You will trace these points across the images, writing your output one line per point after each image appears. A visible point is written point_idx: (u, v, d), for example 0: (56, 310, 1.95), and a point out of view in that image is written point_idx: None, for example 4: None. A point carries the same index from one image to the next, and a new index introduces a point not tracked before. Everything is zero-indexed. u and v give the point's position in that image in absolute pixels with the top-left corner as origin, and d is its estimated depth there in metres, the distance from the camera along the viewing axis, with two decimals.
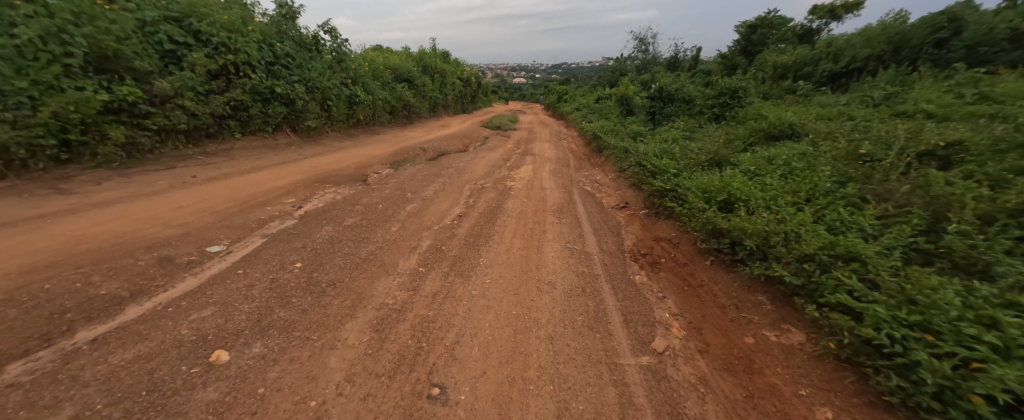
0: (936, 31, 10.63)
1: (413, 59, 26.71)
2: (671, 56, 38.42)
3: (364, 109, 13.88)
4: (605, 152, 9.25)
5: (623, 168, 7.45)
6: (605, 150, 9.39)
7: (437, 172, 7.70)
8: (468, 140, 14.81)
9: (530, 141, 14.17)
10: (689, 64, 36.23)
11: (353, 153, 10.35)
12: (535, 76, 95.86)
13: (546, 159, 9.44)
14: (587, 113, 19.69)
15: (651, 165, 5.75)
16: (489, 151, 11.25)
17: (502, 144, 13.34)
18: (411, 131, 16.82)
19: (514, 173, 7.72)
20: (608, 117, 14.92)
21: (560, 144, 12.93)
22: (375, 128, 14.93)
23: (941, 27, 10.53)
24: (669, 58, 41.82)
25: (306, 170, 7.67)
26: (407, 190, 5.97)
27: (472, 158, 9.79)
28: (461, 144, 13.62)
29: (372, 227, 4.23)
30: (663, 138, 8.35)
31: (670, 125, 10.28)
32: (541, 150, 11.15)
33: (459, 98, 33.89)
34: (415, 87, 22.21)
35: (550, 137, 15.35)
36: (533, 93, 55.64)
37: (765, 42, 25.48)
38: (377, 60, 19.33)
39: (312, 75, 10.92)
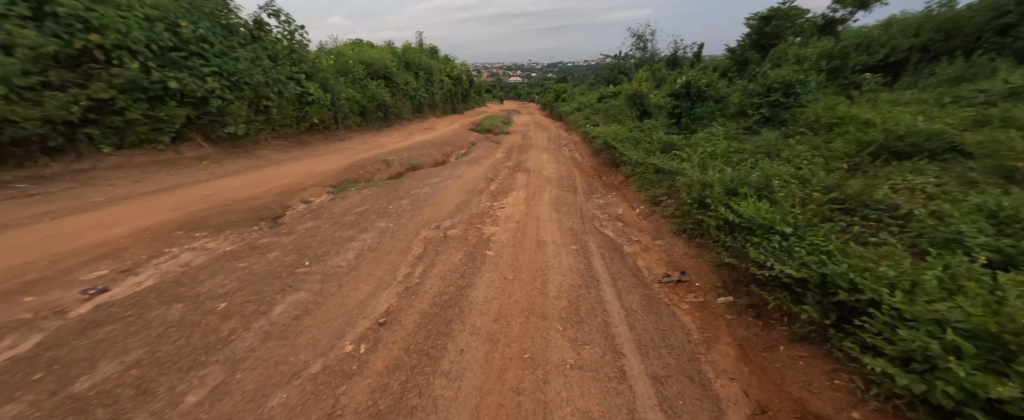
0: (999, 16, 8.15)
1: (393, 55, 24.10)
2: (674, 53, 36.07)
3: (320, 111, 11.40)
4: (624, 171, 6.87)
5: (660, 200, 5.09)
6: (622, 168, 7.02)
7: (385, 203, 5.26)
8: (449, 148, 12.35)
9: (524, 149, 11.72)
10: (693, 60, 33.84)
11: (290, 169, 7.92)
12: (530, 75, 93.53)
13: (545, 179, 7.01)
14: (589, 114, 17.34)
15: (725, 212, 3.38)
16: (471, 165, 8.84)
17: (490, 154, 10.92)
18: (384, 136, 14.33)
19: (500, 207, 5.30)
20: (617, 121, 12.52)
21: (560, 154, 10.52)
22: (337, 135, 12.40)
23: (1006, 11, 8.06)
24: (670, 54, 39.50)
25: (186, 200, 5.25)
26: (312, 250, 3.56)
27: (446, 176, 7.36)
28: (437, 153, 11.18)
29: (140, 389, 1.79)
30: (706, 152, 5.99)
31: (704, 132, 7.92)
32: (539, 163, 8.73)
33: (448, 99, 31.34)
34: (393, 86, 19.65)
35: (548, 144, 12.90)
36: (529, 92, 53.35)
37: (780, 35, 23.15)
38: (345, 55, 16.73)
39: (239, 67, 8.47)
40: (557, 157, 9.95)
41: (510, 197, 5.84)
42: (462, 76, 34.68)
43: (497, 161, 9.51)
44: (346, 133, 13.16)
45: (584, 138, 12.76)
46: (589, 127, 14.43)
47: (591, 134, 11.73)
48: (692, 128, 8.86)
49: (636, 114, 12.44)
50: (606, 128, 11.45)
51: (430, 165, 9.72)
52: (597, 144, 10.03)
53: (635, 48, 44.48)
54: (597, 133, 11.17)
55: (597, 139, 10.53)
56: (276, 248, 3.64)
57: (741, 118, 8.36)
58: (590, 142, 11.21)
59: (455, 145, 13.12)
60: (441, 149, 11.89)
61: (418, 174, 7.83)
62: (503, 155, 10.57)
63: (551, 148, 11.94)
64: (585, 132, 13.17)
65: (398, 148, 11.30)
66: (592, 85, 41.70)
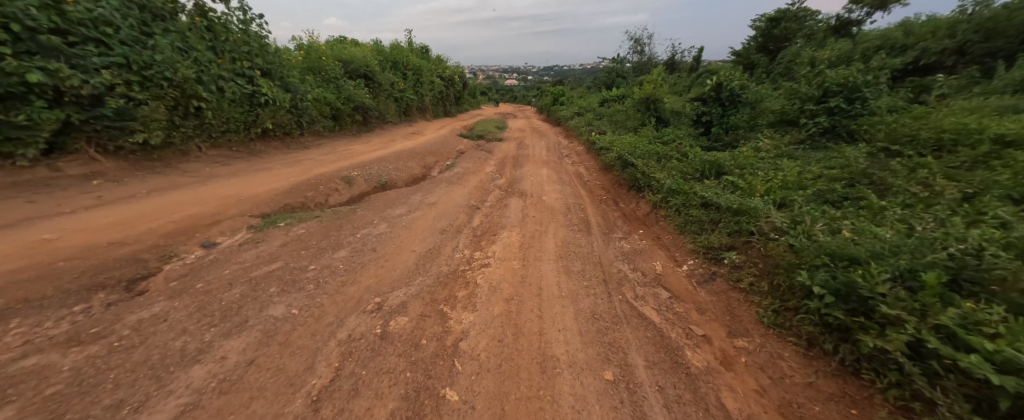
0: None
1: (377, 54, 22.27)
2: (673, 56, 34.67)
3: (278, 114, 9.61)
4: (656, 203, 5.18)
5: (725, 258, 3.40)
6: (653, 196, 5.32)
7: (312, 257, 3.49)
8: (432, 159, 10.57)
9: (519, 161, 10.00)
10: (694, 64, 32.52)
11: (216, 188, 6.14)
12: (525, 78, 92.40)
13: (547, 209, 5.27)
14: (591, 120, 15.76)
15: (940, 344, 1.69)
16: (454, 185, 7.07)
17: (479, 168, 9.16)
18: (360, 144, 12.55)
19: (483, 264, 3.55)
20: (626, 131, 10.83)
21: (562, 169, 8.84)
22: (299, 144, 10.56)
23: None
24: (669, 57, 38.14)
25: (1, 250, 3.41)
26: (93, 397, 1.78)
27: (417, 202, 5.59)
28: (417, 166, 9.41)
29: None
30: (774, 180, 4.32)
31: (748, 146, 6.28)
32: (538, 183, 7.01)
33: (438, 101, 29.49)
34: (374, 87, 17.83)
35: (547, 155, 11.15)
36: (524, 95, 51.93)
37: (790, 37, 21.74)
38: (318, 51, 14.88)
39: (156, 58, 6.67)
40: (560, 173, 8.21)
41: (499, 243, 4.08)
42: (454, 77, 32.87)
43: (486, 179, 7.74)
44: (312, 141, 11.31)
45: (588, 149, 11.04)
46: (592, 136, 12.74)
47: (598, 145, 10.02)
48: (728, 141, 7.21)
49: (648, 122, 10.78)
50: (616, 138, 9.76)
51: (405, 185, 7.95)
52: (608, 158, 8.33)
53: (633, 52, 43.07)
54: (606, 144, 9.45)
55: (608, 151, 8.82)
56: (32, 382, 1.83)
57: (792, 130, 6.74)
58: (598, 155, 9.52)
59: (439, 155, 11.36)
60: (421, 160, 10.09)
61: (382, 198, 6.04)
62: (495, 169, 8.83)
63: (552, 160, 10.20)
64: (590, 142, 11.46)
65: (369, 159, 9.52)
66: (589, 89, 40.19)
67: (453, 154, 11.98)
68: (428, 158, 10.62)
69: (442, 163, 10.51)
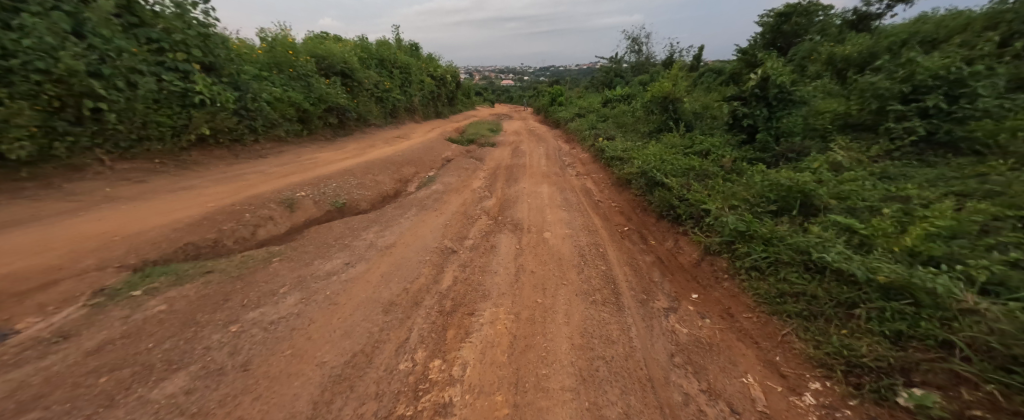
0: None
1: (359, 51, 20.48)
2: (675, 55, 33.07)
3: (218, 118, 7.90)
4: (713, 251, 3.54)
5: (906, 399, 1.76)
6: (706, 238, 3.69)
7: (112, 394, 1.81)
8: (410, 172, 8.88)
9: (514, 173, 8.38)
10: (696, 63, 31.16)
11: (95, 218, 4.45)
12: (521, 78, 91.18)
13: (553, 258, 3.63)
14: (594, 122, 14.21)
15: None
16: (427, 210, 5.41)
17: (465, 183, 7.48)
18: (330, 152, 10.92)
19: (439, 406, 1.87)
20: (640, 138, 9.22)
21: (566, 183, 7.24)
22: (249, 155, 8.81)
23: None
24: (670, 57, 36.71)
25: None
26: None
27: (367, 243, 3.92)
28: (388, 181, 7.72)
29: None
30: (920, 225, 2.69)
31: (820, 160, 4.67)
32: (537, 208, 5.36)
33: (428, 102, 27.73)
34: (353, 87, 16.07)
35: (547, 163, 9.48)
36: (520, 96, 50.52)
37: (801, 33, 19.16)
38: (286, 44, 13.13)
39: (25, 44, 4.97)
40: (565, 191, 6.57)
41: (474, 338, 2.43)
42: (445, 77, 31.12)
43: (471, 201, 6.09)
44: (268, 149, 9.57)
45: (595, 158, 9.39)
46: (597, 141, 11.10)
47: (608, 154, 8.38)
48: (783, 152, 5.60)
49: (665, 126, 9.18)
50: (631, 146, 8.14)
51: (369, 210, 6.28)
52: (626, 173, 6.71)
53: (631, 51, 41.60)
54: (619, 154, 7.81)
55: (623, 163, 7.19)
56: None
57: (870, 138, 5.16)
58: (609, 168, 7.88)
59: (420, 165, 9.66)
60: (394, 173, 8.40)
61: (321, 232, 4.35)
62: (485, 186, 7.19)
63: (554, 171, 8.54)
64: (596, 149, 9.82)
65: (329, 172, 7.81)
66: (587, 89, 38.52)
67: (437, 163, 10.28)
68: (404, 169, 8.91)
69: (422, 176, 8.83)
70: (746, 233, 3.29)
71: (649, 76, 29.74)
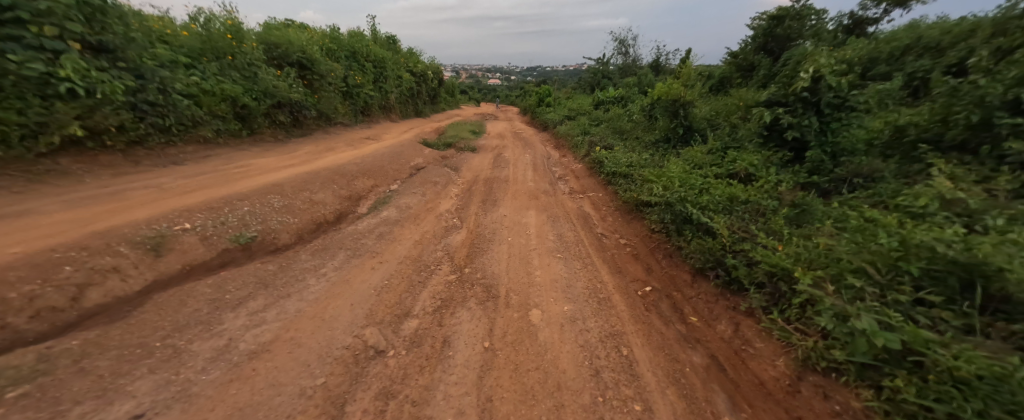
0: None
1: (326, 41, 18.44)
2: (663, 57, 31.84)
3: (97, 113, 6.01)
4: (836, 375, 2.09)
5: None
6: (806, 342, 2.27)
7: None
8: (362, 187, 7.12)
9: (494, 189, 6.81)
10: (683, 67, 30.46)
11: None
12: (508, 78, 90.08)
13: (546, 388, 2.03)
14: (585, 127, 12.84)
15: None
16: (362, 254, 3.74)
17: (430, 205, 5.83)
18: (275, 159, 9.13)
19: None
20: (645, 150, 7.76)
21: (559, 207, 5.71)
22: (146, 166, 6.81)
23: None
24: (657, 59, 35.95)
25: None
26: None
27: (221, 344, 2.23)
28: (330, 201, 5.98)
29: None
30: None
31: (925, 193, 3.27)
32: (521, 255, 3.77)
33: (406, 99, 25.78)
34: (314, 80, 14.08)
35: (535, 177, 7.93)
36: (506, 95, 49.35)
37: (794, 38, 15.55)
38: (228, 27, 11.11)
39: None
40: (558, 221, 4.99)
41: None
42: (425, 73, 29.17)
43: (432, 238, 4.47)
44: (180, 158, 7.58)
45: (592, 172, 7.88)
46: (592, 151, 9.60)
47: (610, 169, 6.87)
48: (849, 176, 4.24)
49: (674, 135, 7.73)
50: (638, 160, 6.65)
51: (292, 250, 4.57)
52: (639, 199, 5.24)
53: (618, 53, 40.47)
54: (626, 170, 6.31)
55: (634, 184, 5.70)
56: None
57: (972, 161, 3.79)
58: (612, 187, 6.38)
59: (379, 178, 7.92)
60: (341, 188, 6.64)
61: (165, 306, 2.64)
62: (455, 212, 5.56)
63: (542, 188, 6.97)
64: (592, 161, 8.32)
65: (249, 188, 5.96)
66: (573, 90, 37.28)
67: (402, 174, 8.57)
68: (356, 183, 7.16)
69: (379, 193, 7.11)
70: (910, 359, 1.87)
71: (638, 79, 28.49)
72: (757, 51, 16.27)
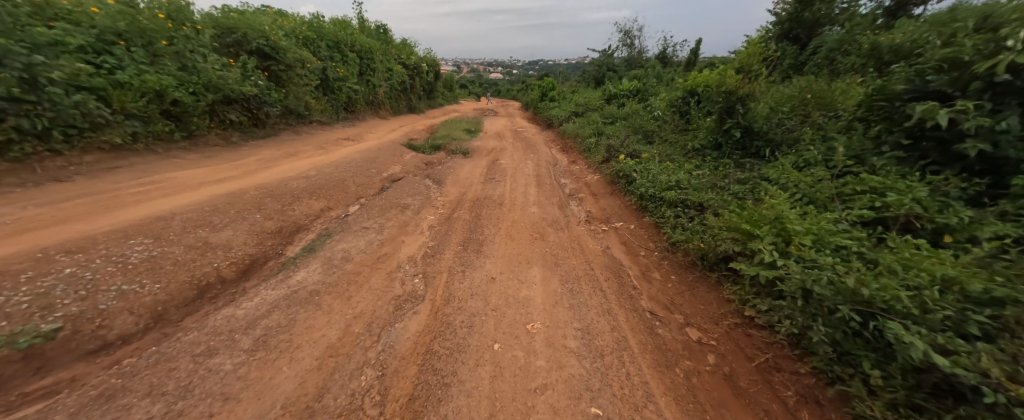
0: None
1: (303, 28, 16.44)
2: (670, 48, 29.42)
3: None
4: None
5: None
6: None
7: None
8: (297, 216, 5.15)
9: (480, 218, 4.87)
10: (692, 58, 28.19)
11: None
12: (510, 72, 87.76)
13: None
14: (595, 127, 10.87)
15: None
16: (187, 411, 1.81)
17: (383, 254, 3.88)
18: (209, 170, 7.27)
19: None
20: (689, 161, 5.74)
21: (573, 256, 3.76)
22: (0, 184, 4.96)
23: None
24: (663, 51, 33.71)
25: None
26: None
27: None
28: (235, 244, 4.04)
29: None
30: None
31: None
32: (516, 413, 1.85)
33: (398, 94, 23.76)
34: (280, 72, 12.11)
35: (539, 196, 5.93)
36: (508, 90, 47.25)
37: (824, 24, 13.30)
38: (165, 6, 9.17)
39: None
40: (580, 292, 3.05)
41: None
42: (419, 66, 27.08)
43: (361, 336, 2.53)
44: (66, 172, 5.76)
45: (618, 192, 5.90)
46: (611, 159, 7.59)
47: (650, 191, 4.90)
48: None
49: (728, 140, 5.70)
50: (691, 180, 4.67)
51: (126, 355, 2.62)
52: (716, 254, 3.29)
53: (622, 45, 38.04)
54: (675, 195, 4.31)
55: (698, 225, 3.73)
56: None
57: None
58: (656, 221, 4.40)
59: (330, 198, 5.94)
60: (264, 220, 4.69)
61: None
62: (420, 268, 3.63)
63: (550, 217, 4.99)
64: (617, 174, 6.31)
65: (115, 223, 4.05)
66: (576, 84, 35.13)
67: (367, 192, 6.62)
68: (290, 210, 5.19)
69: (323, 225, 5.16)
70: None
71: (644, 72, 26.22)
72: (780, 39, 14.04)
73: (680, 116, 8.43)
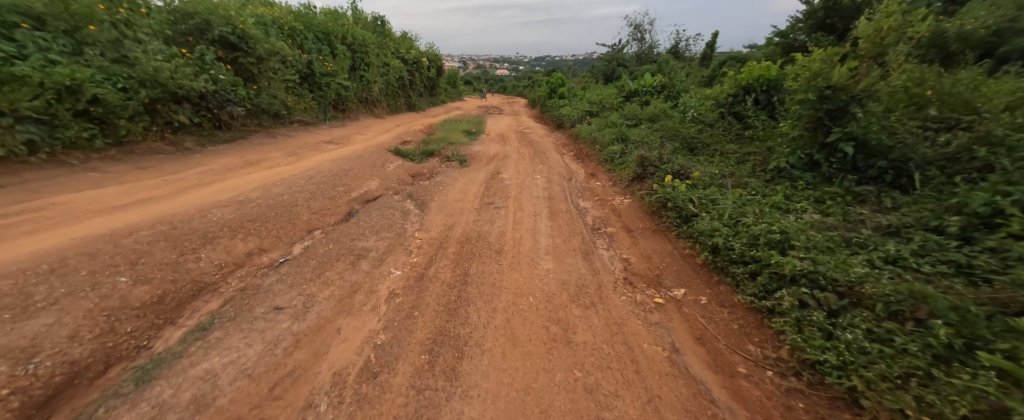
0: None
1: (288, 17, 14.81)
2: (684, 41, 27.31)
3: None
4: None
5: None
6: None
7: None
8: (197, 271, 3.49)
9: (465, 283, 3.17)
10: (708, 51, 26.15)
11: None
12: (516, 68, 85.82)
13: None
14: (615, 131, 9.12)
15: None
16: None
17: (290, 372, 2.19)
18: (127, 188, 5.67)
19: None
20: (772, 189, 3.97)
21: (628, 391, 2.04)
22: None
23: None
24: (676, 44, 31.66)
25: None
26: None
27: None
28: (46, 346, 2.36)
29: None
30: None
31: None
32: None
33: (395, 91, 22.09)
34: (249, 66, 10.51)
35: (552, 236, 4.21)
36: (514, 87, 45.46)
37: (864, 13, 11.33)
38: None
39: None
40: None
41: None
42: (419, 60, 25.37)
43: None
44: None
45: (666, 232, 4.15)
46: (646, 176, 5.85)
47: (731, 243, 3.15)
48: None
49: (831, 159, 3.92)
50: (803, 229, 2.92)
51: None
52: None
53: (632, 39, 35.95)
54: (791, 262, 2.55)
55: (866, 340, 1.99)
56: None
57: None
58: (756, 303, 2.67)
59: (261, 238, 4.29)
60: (131, 288, 3.03)
61: None
62: (344, 416, 1.91)
63: (569, 280, 3.25)
64: (662, 201, 4.56)
65: None
66: (585, 80, 33.19)
67: (319, 225, 4.97)
68: (189, 263, 3.54)
69: (238, 285, 3.52)
70: None
71: (657, 67, 24.28)
72: (813, 30, 12.02)
73: (728, 121, 6.63)
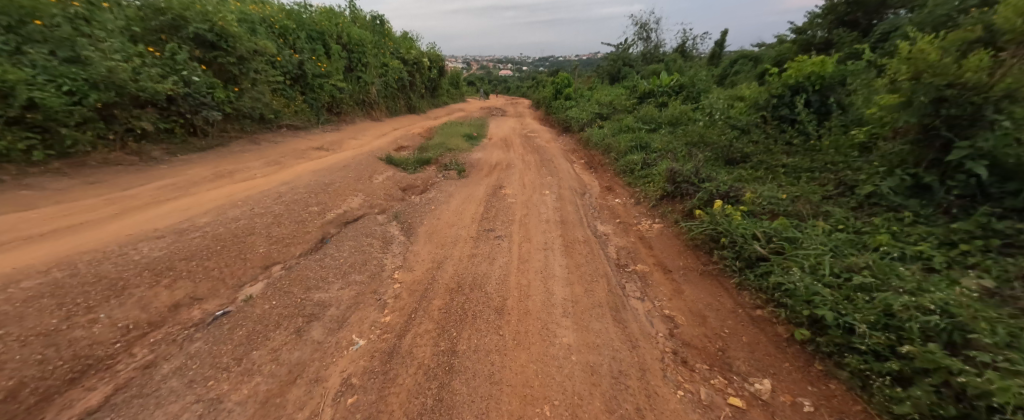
0: None
1: (280, 15, 13.95)
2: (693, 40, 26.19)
3: None
4: None
5: None
6: None
7: None
8: (90, 338, 2.55)
9: (450, 371, 2.20)
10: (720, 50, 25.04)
11: None
12: (519, 68, 85.00)
13: None
14: (632, 137, 8.12)
15: None
16: None
17: None
18: (58, 210, 4.76)
19: None
20: (867, 223, 2.97)
21: None
22: None
23: None
24: (684, 43, 30.60)
25: None
26: None
27: None
28: None
29: None
30: None
31: None
32: None
33: (395, 92, 21.22)
34: (229, 66, 9.63)
35: (570, 282, 3.20)
36: (518, 87, 44.55)
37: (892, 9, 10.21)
38: None
39: None
40: None
41: None
42: (419, 61, 24.50)
43: None
44: None
45: (720, 277, 3.15)
46: (678, 195, 4.86)
47: (844, 316, 2.14)
48: None
49: (950, 185, 2.90)
50: (967, 305, 1.91)
51: None
52: None
53: (638, 38, 34.86)
54: (988, 378, 1.52)
55: None
56: None
57: None
58: None
59: (196, 282, 3.35)
60: None
61: None
62: None
63: (598, 365, 2.26)
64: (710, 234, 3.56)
65: None
66: (591, 80, 32.17)
67: (278, 259, 4.04)
68: (80, 328, 2.60)
69: (144, 360, 2.56)
70: None
71: (666, 66, 23.27)
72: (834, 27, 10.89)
73: (771, 128, 5.62)
